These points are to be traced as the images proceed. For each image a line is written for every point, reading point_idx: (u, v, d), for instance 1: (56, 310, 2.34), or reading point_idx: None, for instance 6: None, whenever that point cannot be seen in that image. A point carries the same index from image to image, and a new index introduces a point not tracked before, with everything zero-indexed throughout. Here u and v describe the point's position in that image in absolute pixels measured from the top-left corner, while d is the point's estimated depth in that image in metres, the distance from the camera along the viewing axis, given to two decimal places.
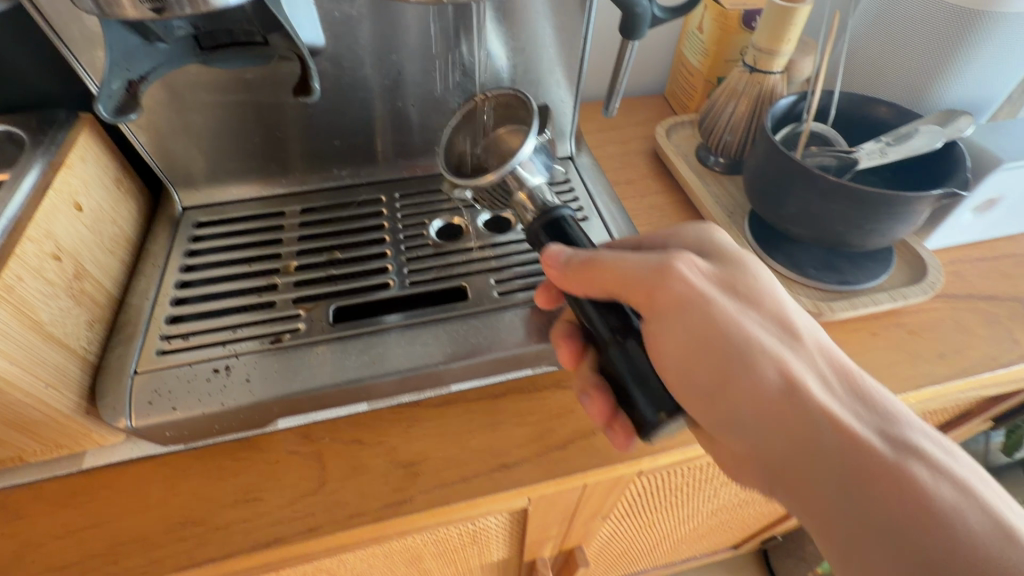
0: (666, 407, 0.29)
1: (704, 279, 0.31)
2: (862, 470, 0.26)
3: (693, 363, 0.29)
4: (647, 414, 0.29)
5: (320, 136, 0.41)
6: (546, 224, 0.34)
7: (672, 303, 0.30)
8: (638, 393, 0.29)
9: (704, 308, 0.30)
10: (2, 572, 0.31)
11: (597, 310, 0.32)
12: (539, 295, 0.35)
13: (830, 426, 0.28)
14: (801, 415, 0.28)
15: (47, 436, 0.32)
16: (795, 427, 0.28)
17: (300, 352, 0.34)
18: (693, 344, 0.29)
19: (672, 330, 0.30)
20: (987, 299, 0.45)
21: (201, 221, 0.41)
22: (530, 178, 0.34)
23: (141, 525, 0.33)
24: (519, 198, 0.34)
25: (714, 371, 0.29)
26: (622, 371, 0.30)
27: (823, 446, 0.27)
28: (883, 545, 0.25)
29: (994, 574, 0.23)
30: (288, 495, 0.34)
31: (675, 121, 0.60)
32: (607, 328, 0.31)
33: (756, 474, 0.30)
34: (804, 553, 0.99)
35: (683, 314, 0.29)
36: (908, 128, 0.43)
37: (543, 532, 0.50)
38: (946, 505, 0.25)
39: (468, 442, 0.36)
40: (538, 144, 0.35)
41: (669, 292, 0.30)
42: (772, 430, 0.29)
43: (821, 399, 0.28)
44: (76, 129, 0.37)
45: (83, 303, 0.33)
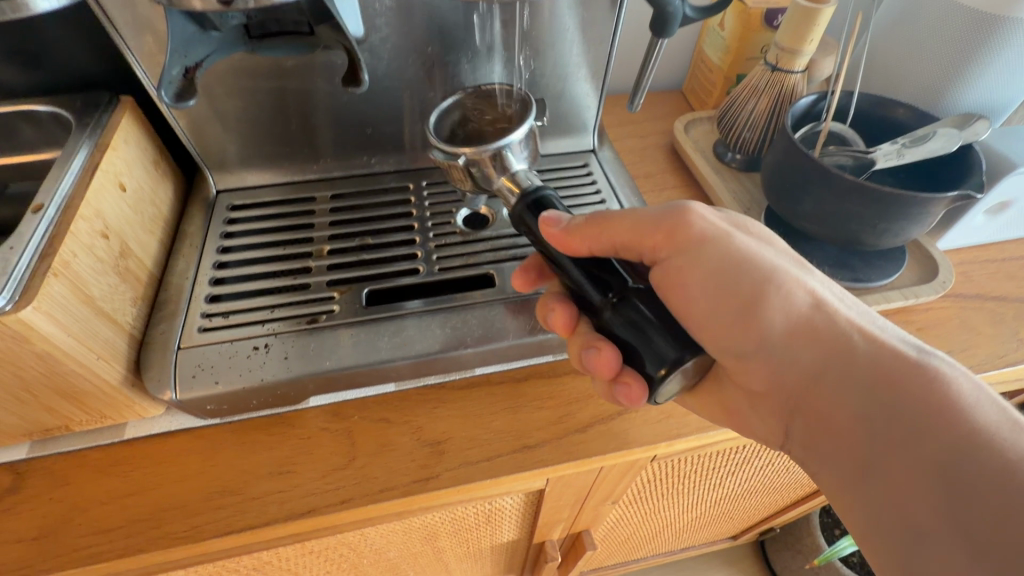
0: (668, 358, 0.29)
1: (719, 220, 0.34)
2: (878, 380, 0.29)
3: (718, 297, 0.32)
4: (651, 365, 0.29)
5: (352, 124, 0.42)
6: (532, 203, 0.34)
7: (693, 241, 0.32)
8: (641, 346, 0.30)
9: (723, 241, 0.33)
10: (51, 533, 0.33)
11: (585, 274, 0.32)
12: (517, 277, 0.37)
13: (843, 343, 0.31)
14: (820, 339, 0.31)
15: (94, 406, 0.33)
16: (815, 351, 0.31)
17: (334, 333, 0.35)
18: (716, 281, 0.32)
19: (695, 267, 0.32)
20: (996, 300, 0.46)
21: (235, 204, 0.42)
22: (514, 164, 0.35)
23: (181, 492, 0.34)
24: (503, 182, 0.35)
25: (737, 297, 0.32)
26: (619, 327, 0.31)
27: (837, 362, 0.31)
28: (904, 449, 0.27)
29: (999, 450, 0.25)
30: (320, 468, 0.36)
31: (694, 117, 0.61)
32: (599, 291, 0.32)
33: (777, 404, 0.34)
34: (800, 546, 1.01)
35: (704, 248, 0.32)
36: (926, 131, 0.44)
37: (554, 514, 0.51)
38: (956, 398, 0.27)
39: (491, 423, 0.38)
40: (528, 132, 0.36)
41: (691, 230, 0.32)
42: (790, 354, 0.32)
43: (833, 317, 0.31)
44: (119, 112, 0.38)
45: (127, 280, 0.34)
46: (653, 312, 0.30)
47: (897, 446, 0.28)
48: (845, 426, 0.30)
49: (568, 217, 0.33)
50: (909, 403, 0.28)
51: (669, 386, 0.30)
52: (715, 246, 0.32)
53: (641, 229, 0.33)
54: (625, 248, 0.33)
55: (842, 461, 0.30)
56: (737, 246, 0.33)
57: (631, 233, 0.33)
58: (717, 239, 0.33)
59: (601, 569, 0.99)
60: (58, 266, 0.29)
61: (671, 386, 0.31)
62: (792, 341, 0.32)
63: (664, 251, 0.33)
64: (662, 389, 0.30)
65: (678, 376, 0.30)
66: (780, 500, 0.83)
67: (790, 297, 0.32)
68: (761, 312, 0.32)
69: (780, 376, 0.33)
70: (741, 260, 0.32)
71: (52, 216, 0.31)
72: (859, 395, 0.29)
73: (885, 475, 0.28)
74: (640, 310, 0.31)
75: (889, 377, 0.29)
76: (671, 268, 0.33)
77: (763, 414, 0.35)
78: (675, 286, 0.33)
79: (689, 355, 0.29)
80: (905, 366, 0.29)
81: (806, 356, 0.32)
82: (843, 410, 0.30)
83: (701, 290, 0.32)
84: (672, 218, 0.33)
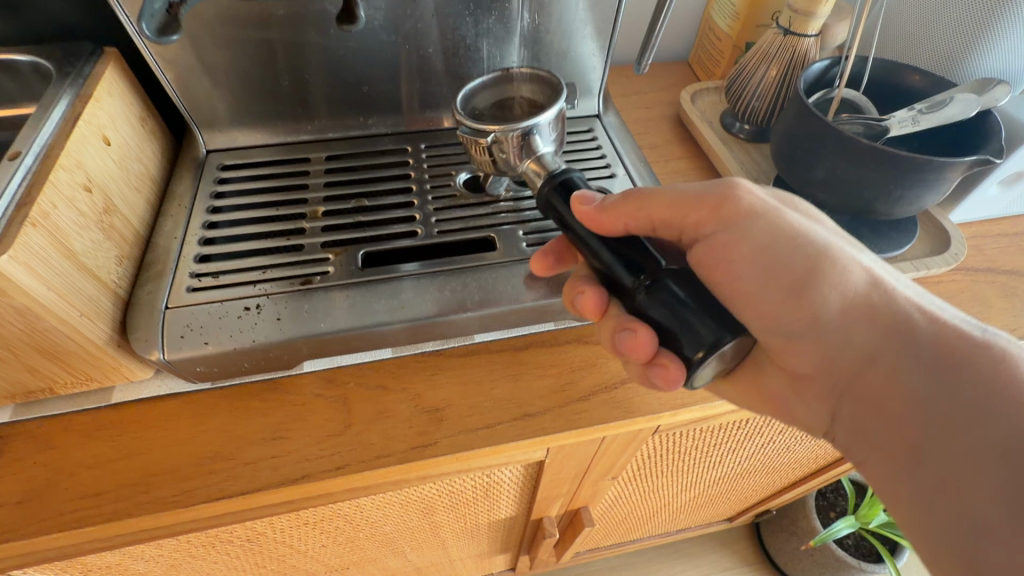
0: (705, 341, 0.26)
1: (769, 196, 0.32)
2: (948, 371, 0.27)
3: (767, 277, 0.30)
4: (692, 347, 0.27)
5: (347, 81, 0.41)
6: (558, 187, 0.33)
7: (741, 216, 0.30)
8: (680, 328, 0.27)
9: (771, 218, 0.31)
10: (36, 497, 0.32)
11: (617, 256, 0.30)
12: (535, 261, 0.34)
13: (903, 325, 0.29)
14: (880, 321, 0.29)
15: (78, 368, 0.32)
16: (872, 333, 0.29)
17: (328, 294, 0.34)
18: (766, 260, 0.30)
19: (742, 243, 0.30)
20: (1008, 273, 0.45)
21: (227, 164, 0.41)
22: (540, 146, 0.34)
23: (171, 457, 0.33)
24: (530, 166, 0.34)
25: (785, 278, 0.30)
26: (652, 311, 0.28)
27: (896, 346, 0.29)
28: (973, 443, 0.26)
29: None
30: (314, 435, 0.34)
31: (700, 87, 0.59)
32: (631, 273, 0.29)
33: (825, 393, 0.32)
34: (796, 528, 1.01)
35: (750, 224, 0.30)
36: (943, 96, 0.42)
37: (553, 488, 0.51)
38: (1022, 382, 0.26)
39: (491, 391, 0.37)
40: (557, 114, 0.35)
41: (739, 203, 0.31)
42: (847, 338, 0.30)
43: (890, 297, 0.30)
44: (102, 63, 0.36)
45: (112, 238, 0.33)
46: (692, 292, 0.28)
47: (965, 439, 0.26)
48: (901, 415, 0.28)
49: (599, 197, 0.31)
50: (986, 396, 0.26)
51: (706, 372, 0.28)
52: (766, 222, 0.30)
53: (681, 204, 0.31)
54: (661, 224, 0.32)
55: (897, 455, 0.28)
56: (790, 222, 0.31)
57: (670, 208, 0.31)
58: (768, 214, 0.31)
59: (597, 549, 0.99)
60: (36, 216, 0.27)
61: (708, 372, 0.28)
62: (848, 327, 0.30)
63: (708, 225, 0.31)
64: (702, 372, 0.27)
65: (721, 358, 0.27)
66: (778, 481, 0.83)
67: (849, 278, 0.30)
68: (815, 292, 0.30)
69: (830, 361, 0.31)
70: (795, 238, 0.30)
71: (29, 165, 0.29)
72: (925, 385, 0.28)
73: (945, 465, 0.26)
74: (675, 291, 0.28)
75: (965, 369, 0.27)
76: (713, 243, 0.31)
77: (805, 405, 0.34)
78: (717, 264, 0.31)
79: (733, 337, 0.26)
80: (978, 359, 0.27)
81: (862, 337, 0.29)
82: (904, 399, 0.28)
83: (749, 268, 0.30)
84: (721, 191, 0.31)
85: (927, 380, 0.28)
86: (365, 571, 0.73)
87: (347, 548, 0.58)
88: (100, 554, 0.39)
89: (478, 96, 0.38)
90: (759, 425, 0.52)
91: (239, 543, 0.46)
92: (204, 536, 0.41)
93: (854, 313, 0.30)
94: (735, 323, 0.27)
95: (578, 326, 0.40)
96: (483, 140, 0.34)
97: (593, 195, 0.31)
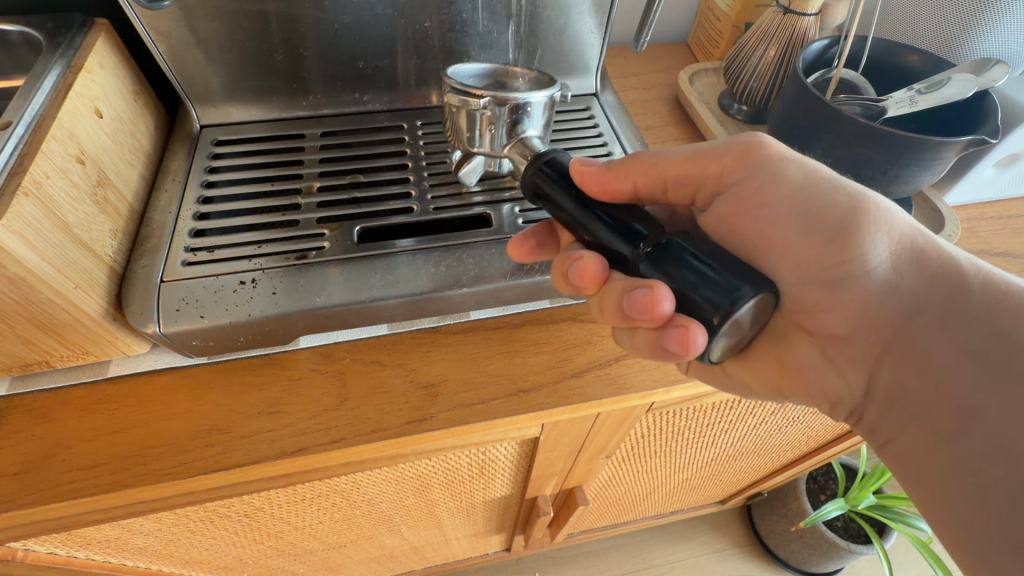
0: (721, 304, 0.25)
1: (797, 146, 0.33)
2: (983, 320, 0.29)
3: (806, 226, 0.31)
4: (708, 308, 0.26)
5: (342, 56, 0.40)
6: (545, 163, 0.32)
7: (773, 165, 0.31)
8: (694, 289, 0.26)
9: (800, 164, 0.31)
10: (34, 468, 0.32)
11: (613, 226, 0.29)
12: (513, 244, 0.34)
13: (947, 276, 0.30)
14: (922, 272, 0.30)
15: (74, 341, 0.32)
16: (915, 284, 0.30)
17: (324, 269, 0.34)
18: (802, 209, 0.31)
19: (777, 192, 0.31)
20: (1002, 255, 0.45)
21: (221, 139, 0.40)
22: (525, 128, 0.34)
23: (168, 430, 0.33)
24: (508, 147, 0.34)
25: (825, 223, 0.30)
26: (663, 279, 0.27)
27: (942, 296, 0.30)
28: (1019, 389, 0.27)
29: None
30: (310, 409, 0.35)
31: (699, 67, 0.59)
32: (629, 244, 0.29)
33: (858, 348, 0.32)
34: (786, 510, 1.03)
35: (780, 170, 0.31)
36: (942, 77, 0.42)
37: (548, 467, 0.51)
38: None
39: (486, 367, 0.37)
40: (552, 100, 0.34)
41: (770, 152, 0.31)
42: (890, 287, 0.30)
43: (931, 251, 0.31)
44: (93, 34, 0.35)
45: (106, 211, 0.33)
46: (699, 249, 0.27)
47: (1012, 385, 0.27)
48: (942, 366, 0.29)
49: (596, 163, 0.31)
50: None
51: (723, 336, 0.27)
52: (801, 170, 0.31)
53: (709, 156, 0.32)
54: (684, 178, 0.33)
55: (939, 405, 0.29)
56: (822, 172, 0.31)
57: (697, 159, 0.32)
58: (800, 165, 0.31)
59: (591, 530, 1.01)
60: (28, 185, 0.27)
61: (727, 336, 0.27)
62: (885, 280, 0.30)
63: (739, 176, 0.32)
64: (721, 332, 0.26)
65: (740, 317, 0.26)
66: (770, 463, 0.84)
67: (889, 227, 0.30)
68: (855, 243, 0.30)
69: (870, 314, 0.31)
70: (830, 185, 0.31)
71: (21, 134, 0.29)
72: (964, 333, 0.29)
73: (989, 411, 0.27)
74: (682, 254, 0.27)
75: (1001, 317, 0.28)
76: (743, 193, 0.32)
77: (833, 363, 0.33)
78: (747, 214, 0.32)
79: (749, 292, 0.25)
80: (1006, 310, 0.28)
81: (904, 289, 0.30)
82: (944, 349, 0.29)
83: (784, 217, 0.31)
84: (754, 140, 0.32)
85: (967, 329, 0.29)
86: (363, 549, 0.74)
87: (344, 525, 0.59)
88: (99, 527, 0.40)
89: (465, 78, 0.36)
90: (752, 405, 0.53)
91: (237, 518, 0.47)
92: (202, 509, 0.42)
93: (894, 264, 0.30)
94: (752, 280, 0.26)
95: (573, 304, 0.40)
96: (472, 102, 0.32)
97: (588, 161, 0.31)
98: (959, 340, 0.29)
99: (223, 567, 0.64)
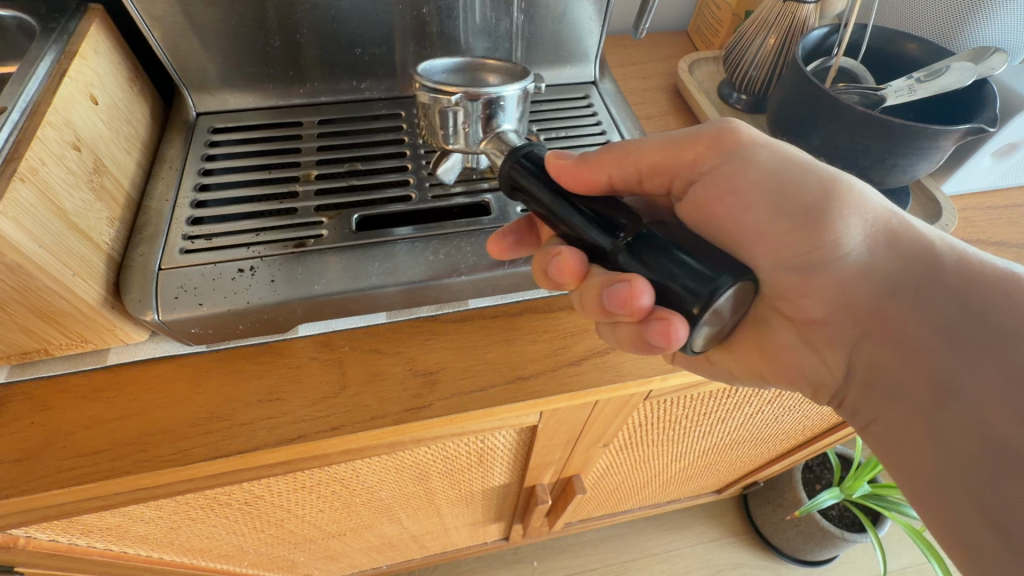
0: (700, 292, 0.25)
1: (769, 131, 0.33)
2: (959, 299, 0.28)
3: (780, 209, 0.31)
4: (688, 296, 0.26)
5: (339, 43, 0.40)
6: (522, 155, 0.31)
7: (744, 150, 0.32)
8: (671, 276, 0.26)
9: (772, 149, 0.32)
10: (34, 454, 0.32)
11: (590, 218, 0.29)
12: (493, 243, 0.33)
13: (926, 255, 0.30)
14: (899, 251, 0.30)
15: (72, 329, 0.32)
16: (892, 263, 0.30)
17: (322, 256, 0.34)
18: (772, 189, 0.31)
19: (748, 177, 0.32)
20: (998, 244, 0.46)
21: (218, 127, 0.40)
22: (500, 123, 0.33)
23: (168, 418, 0.34)
24: (485, 142, 0.34)
25: (795, 205, 0.31)
26: (642, 269, 0.27)
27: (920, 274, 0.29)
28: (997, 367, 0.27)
29: None
30: (309, 396, 0.35)
31: (698, 57, 0.58)
32: (608, 236, 0.29)
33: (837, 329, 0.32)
34: (782, 500, 1.04)
35: (751, 156, 0.32)
36: (941, 65, 0.42)
37: (546, 455, 0.52)
38: None
39: (484, 355, 0.37)
40: (525, 93, 0.34)
41: (742, 138, 0.32)
42: (867, 266, 0.30)
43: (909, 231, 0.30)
44: (87, 20, 0.35)
45: (103, 198, 0.32)
46: (673, 237, 0.28)
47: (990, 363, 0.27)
48: (919, 345, 0.29)
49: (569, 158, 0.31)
50: (1000, 321, 0.27)
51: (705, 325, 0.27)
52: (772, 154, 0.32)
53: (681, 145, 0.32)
54: (658, 167, 0.33)
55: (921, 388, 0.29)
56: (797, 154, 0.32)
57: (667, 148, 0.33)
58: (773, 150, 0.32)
59: (589, 519, 1.02)
60: (25, 172, 0.27)
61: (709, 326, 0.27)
62: (861, 263, 0.31)
63: (711, 163, 0.32)
64: (703, 321, 0.26)
65: (721, 305, 0.26)
66: (766, 452, 0.85)
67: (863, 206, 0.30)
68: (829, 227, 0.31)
69: (848, 295, 0.31)
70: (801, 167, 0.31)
71: (16, 120, 0.29)
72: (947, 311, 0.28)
73: (966, 388, 0.27)
74: (659, 244, 0.27)
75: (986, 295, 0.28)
76: (717, 181, 0.32)
77: (813, 344, 0.34)
78: (720, 199, 0.33)
79: (726, 281, 0.26)
80: (988, 287, 0.28)
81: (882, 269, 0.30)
82: (921, 330, 0.29)
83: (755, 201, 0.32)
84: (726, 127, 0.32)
85: (951, 308, 0.28)
86: (363, 538, 0.75)
87: (344, 514, 0.60)
88: (100, 514, 0.40)
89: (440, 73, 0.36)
90: (748, 394, 0.54)
91: (237, 506, 0.47)
92: (203, 497, 0.42)
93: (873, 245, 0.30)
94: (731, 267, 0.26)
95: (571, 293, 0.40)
96: (444, 99, 0.32)
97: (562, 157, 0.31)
98: (936, 318, 0.29)
99: (223, 555, 0.64)
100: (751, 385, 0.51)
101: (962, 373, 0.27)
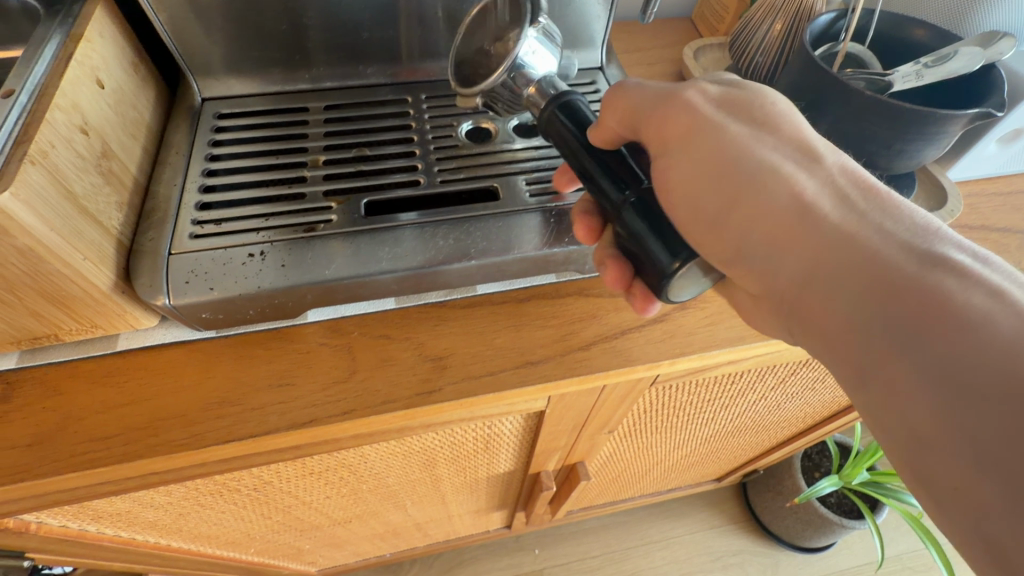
0: (680, 251, 0.29)
1: (715, 108, 0.31)
2: (888, 282, 0.25)
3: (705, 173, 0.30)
4: (664, 255, 0.29)
5: (345, 27, 0.40)
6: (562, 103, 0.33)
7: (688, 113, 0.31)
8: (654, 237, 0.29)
9: (714, 133, 0.30)
10: (46, 439, 0.32)
11: (603, 163, 0.32)
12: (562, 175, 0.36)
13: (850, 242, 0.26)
14: (810, 239, 0.27)
15: (83, 314, 0.32)
16: (802, 252, 0.27)
17: (332, 241, 0.34)
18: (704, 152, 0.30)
19: (688, 143, 0.30)
20: (1002, 231, 0.46)
21: (223, 112, 0.40)
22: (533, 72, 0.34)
23: (179, 402, 0.34)
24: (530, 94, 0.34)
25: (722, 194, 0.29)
26: (634, 221, 0.30)
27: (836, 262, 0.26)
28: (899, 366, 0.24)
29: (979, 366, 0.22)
30: (320, 381, 0.35)
31: (703, 43, 0.58)
32: (615, 188, 0.31)
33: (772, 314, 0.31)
34: (782, 487, 1.05)
35: (694, 139, 0.30)
36: (949, 49, 0.42)
37: (552, 441, 0.52)
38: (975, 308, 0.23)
39: (494, 341, 0.37)
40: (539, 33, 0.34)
41: (679, 128, 0.31)
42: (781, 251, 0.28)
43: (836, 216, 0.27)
44: (91, 3, 0.35)
45: (111, 183, 0.32)
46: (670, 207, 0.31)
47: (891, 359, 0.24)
48: (834, 338, 0.26)
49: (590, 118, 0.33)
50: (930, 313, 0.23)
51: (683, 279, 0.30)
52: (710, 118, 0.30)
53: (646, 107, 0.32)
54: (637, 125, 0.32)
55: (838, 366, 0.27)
56: (728, 120, 0.30)
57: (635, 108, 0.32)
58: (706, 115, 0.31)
59: (590, 507, 1.03)
60: (35, 154, 0.27)
61: (683, 284, 0.30)
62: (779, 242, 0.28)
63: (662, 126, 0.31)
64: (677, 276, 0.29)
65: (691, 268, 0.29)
66: (767, 440, 0.86)
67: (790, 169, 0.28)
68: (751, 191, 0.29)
69: (768, 285, 0.29)
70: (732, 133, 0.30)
71: (24, 103, 0.29)
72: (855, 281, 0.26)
73: (879, 387, 0.25)
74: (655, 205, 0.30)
75: (876, 262, 0.25)
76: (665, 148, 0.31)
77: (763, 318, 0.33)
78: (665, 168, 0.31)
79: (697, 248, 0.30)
80: (921, 271, 0.24)
81: (792, 259, 0.28)
82: (840, 321, 0.26)
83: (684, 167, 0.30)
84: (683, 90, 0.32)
85: (855, 274, 0.26)
86: (368, 525, 0.76)
87: (350, 500, 0.60)
88: (111, 500, 0.41)
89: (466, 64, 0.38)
90: (752, 380, 0.54)
91: (246, 492, 0.47)
92: (213, 483, 0.43)
93: (794, 212, 0.28)
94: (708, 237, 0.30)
95: (578, 279, 0.40)
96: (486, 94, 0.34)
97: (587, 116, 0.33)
98: (858, 309, 0.25)
99: (231, 543, 0.65)
100: (755, 372, 0.52)
101: (865, 362, 0.25)
